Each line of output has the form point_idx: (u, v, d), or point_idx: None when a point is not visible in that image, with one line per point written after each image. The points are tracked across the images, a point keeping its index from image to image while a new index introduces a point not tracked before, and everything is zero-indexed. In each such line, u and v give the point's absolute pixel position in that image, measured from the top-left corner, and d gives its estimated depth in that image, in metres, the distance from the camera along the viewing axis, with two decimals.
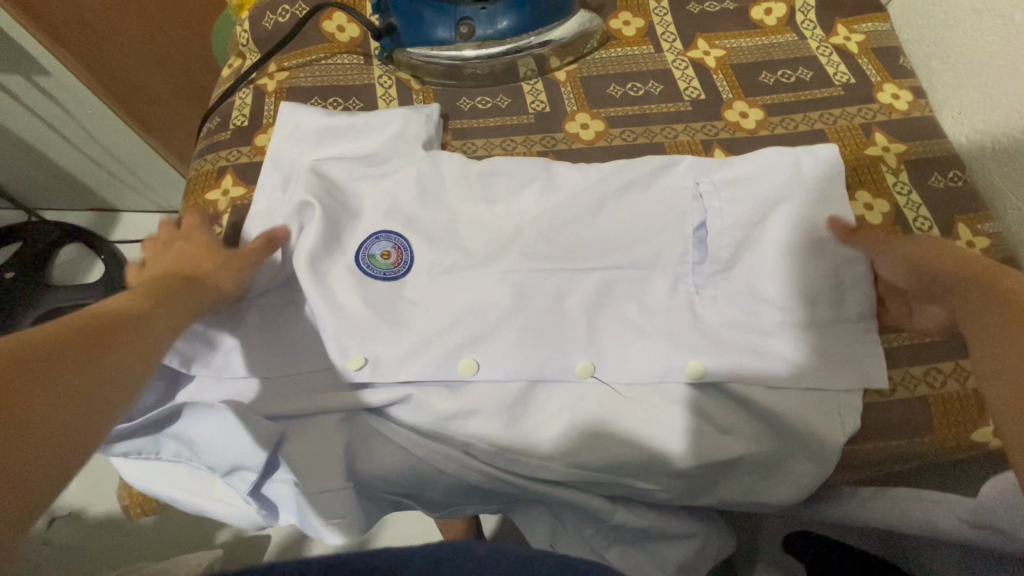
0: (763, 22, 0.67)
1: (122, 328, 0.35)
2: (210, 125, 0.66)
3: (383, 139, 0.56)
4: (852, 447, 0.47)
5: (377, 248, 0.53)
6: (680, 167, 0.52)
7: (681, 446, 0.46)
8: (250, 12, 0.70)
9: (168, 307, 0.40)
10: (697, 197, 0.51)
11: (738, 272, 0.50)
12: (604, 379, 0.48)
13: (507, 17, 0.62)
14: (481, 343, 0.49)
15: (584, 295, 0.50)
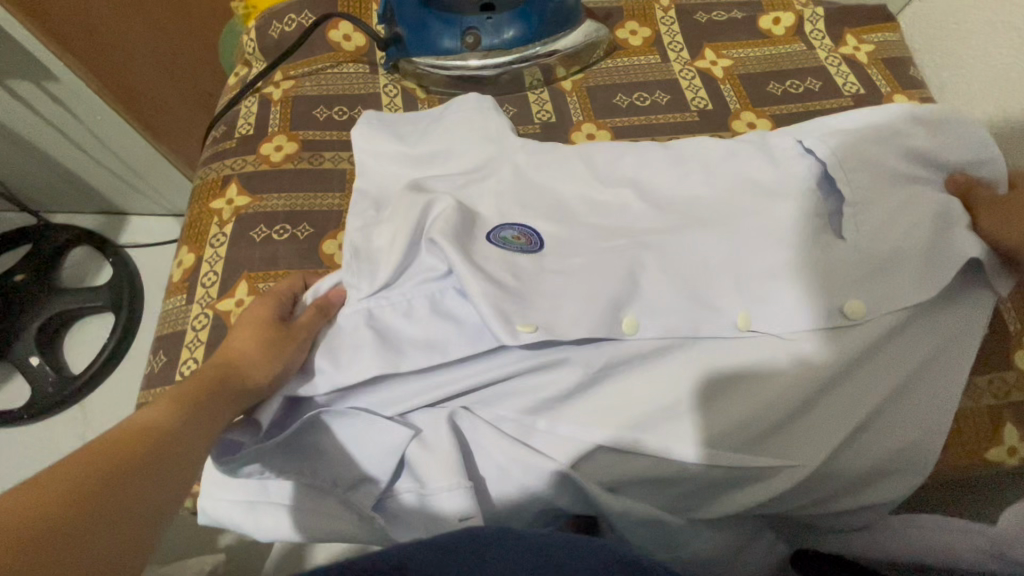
0: (771, 31, 0.67)
1: (150, 453, 0.33)
2: (216, 133, 0.66)
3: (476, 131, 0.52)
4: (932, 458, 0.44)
5: (506, 230, 0.47)
6: (773, 135, 0.48)
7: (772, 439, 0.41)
8: (257, 20, 0.70)
9: (214, 407, 0.39)
10: (803, 157, 0.46)
11: (851, 224, 0.43)
12: (750, 340, 0.42)
13: (512, 27, 0.61)
14: (642, 309, 0.43)
15: (698, 273, 0.44)
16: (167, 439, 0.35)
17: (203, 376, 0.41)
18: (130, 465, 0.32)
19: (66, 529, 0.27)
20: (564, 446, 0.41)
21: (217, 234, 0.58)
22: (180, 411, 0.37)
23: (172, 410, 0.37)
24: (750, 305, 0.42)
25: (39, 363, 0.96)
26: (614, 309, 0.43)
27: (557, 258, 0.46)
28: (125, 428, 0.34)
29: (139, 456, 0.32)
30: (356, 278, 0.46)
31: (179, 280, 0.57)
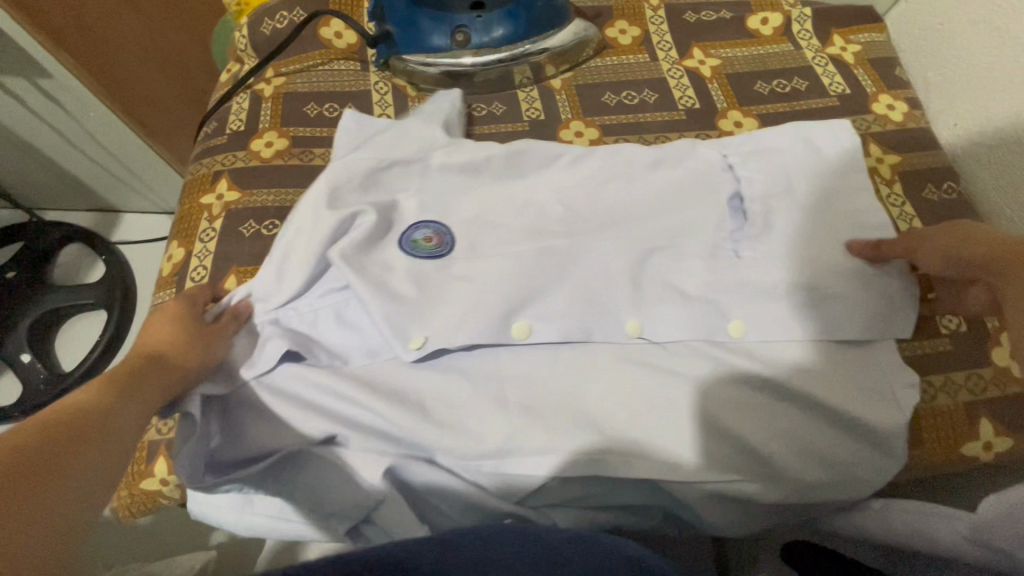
0: (759, 32, 0.67)
1: (93, 429, 0.34)
2: (207, 129, 0.66)
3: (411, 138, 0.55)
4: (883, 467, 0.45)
5: (418, 234, 0.52)
6: (702, 145, 0.53)
7: (694, 436, 0.45)
8: (248, 17, 0.70)
9: (144, 386, 0.41)
10: (725, 170, 0.52)
11: (778, 234, 0.49)
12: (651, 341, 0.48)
13: (502, 26, 0.62)
14: (537, 310, 0.49)
15: (618, 277, 0.50)
16: (105, 419, 0.35)
17: (126, 365, 0.42)
18: (75, 437, 0.33)
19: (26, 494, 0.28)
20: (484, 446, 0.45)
21: (206, 229, 0.58)
22: (113, 394, 0.38)
23: (106, 392, 0.38)
24: (641, 316, 0.49)
25: (31, 360, 0.95)
26: (511, 314, 0.49)
27: (466, 263, 0.51)
28: (64, 407, 0.35)
29: (83, 431, 0.33)
30: (268, 287, 0.49)
31: (168, 275, 0.57)
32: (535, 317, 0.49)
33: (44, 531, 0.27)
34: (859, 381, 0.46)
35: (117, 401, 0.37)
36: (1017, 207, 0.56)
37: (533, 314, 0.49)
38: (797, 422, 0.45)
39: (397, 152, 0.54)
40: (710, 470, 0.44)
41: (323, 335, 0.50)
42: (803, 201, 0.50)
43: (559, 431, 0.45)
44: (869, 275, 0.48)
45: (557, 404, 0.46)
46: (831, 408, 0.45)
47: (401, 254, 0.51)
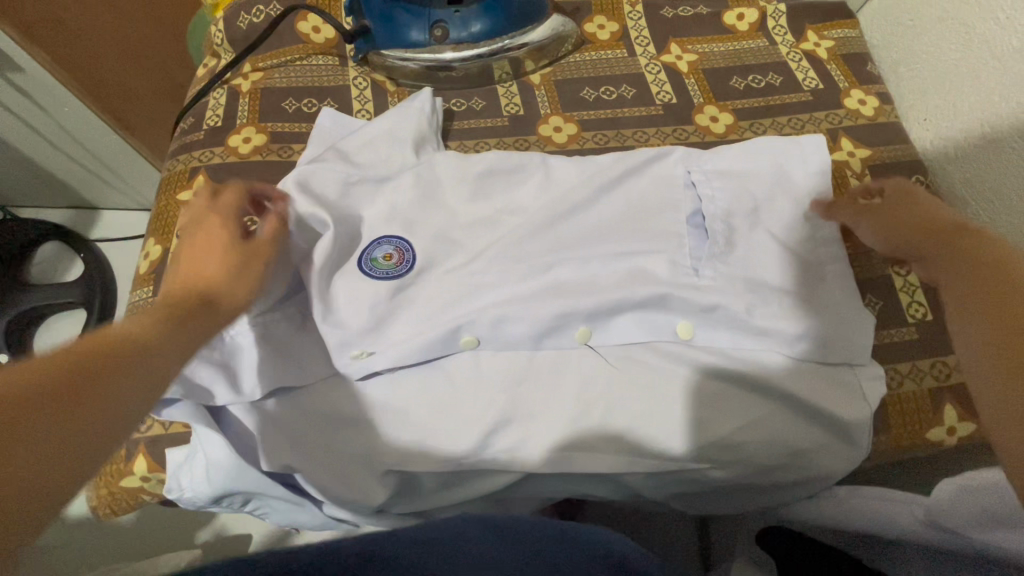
0: (735, 27, 0.68)
1: (129, 347, 0.31)
2: (184, 125, 0.66)
3: (389, 139, 0.56)
4: (850, 458, 0.46)
5: (378, 252, 0.52)
6: (669, 158, 0.55)
7: (668, 426, 0.46)
8: (224, 11, 0.69)
9: (195, 334, 0.37)
10: (687, 186, 0.54)
11: (748, 234, 0.51)
12: (599, 348, 0.50)
13: (480, 22, 0.62)
14: (491, 321, 0.49)
15: (590, 276, 0.52)
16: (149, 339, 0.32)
17: (194, 297, 0.40)
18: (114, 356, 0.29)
19: (22, 436, 0.23)
20: (473, 443, 0.46)
21: None
22: (161, 316, 0.36)
23: (153, 314, 0.36)
24: (591, 324, 0.50)
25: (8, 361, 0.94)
26: (456, 330, 0.49)
27: (433, 264, 0.52)
28: (124, 338, 0.31)
29: (121, 348, 0.30)
30: None
31: (144, 272, 0.57)
32: (485, 329, 0.49)
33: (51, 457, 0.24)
34: (834, 376, 0.47)
35: (170, 348, 0.33)
36: (984, 200, 0.57)
37: (488, 325, 0.49)
38: (765, 412, 0.47)
39: (376, 147, 0.56)
40: (683, 455, 0.46)
41: (305, 331, 0.51)
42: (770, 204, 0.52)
43: (537, 425, 0.47)
44: (833, 273, 0.50)
45: (528, 398, 0.48)
46: (799, 399, 0.46)
47: (362, 270, 0.51)
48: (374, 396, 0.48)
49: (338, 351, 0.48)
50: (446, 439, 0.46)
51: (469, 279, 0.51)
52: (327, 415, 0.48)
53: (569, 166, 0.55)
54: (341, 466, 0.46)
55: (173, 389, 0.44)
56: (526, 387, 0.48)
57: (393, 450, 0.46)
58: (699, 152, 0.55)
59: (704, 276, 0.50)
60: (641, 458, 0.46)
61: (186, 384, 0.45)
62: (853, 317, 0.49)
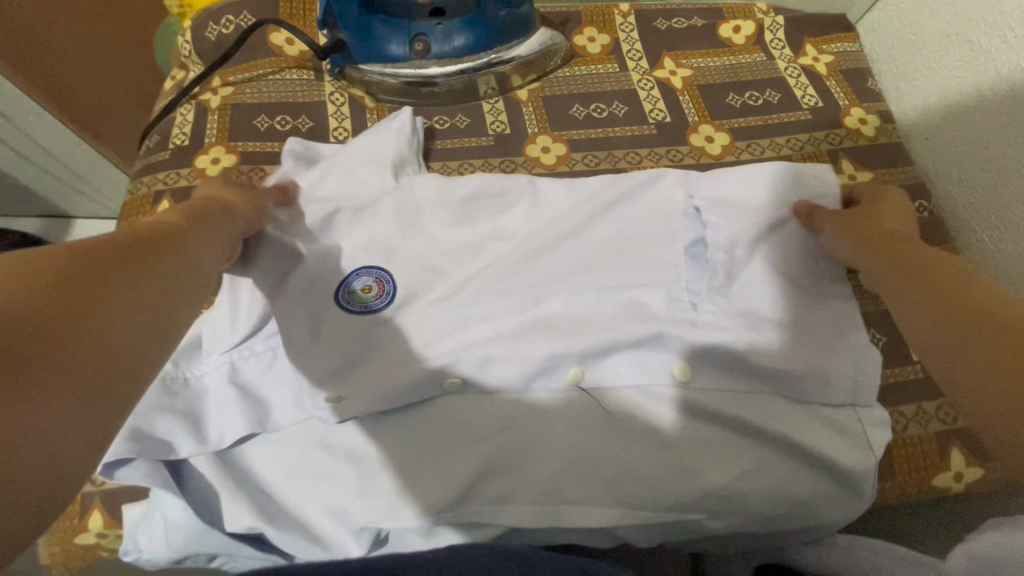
0: (731, 40, 0.65)
1: (156, 254, 0.31)
2: (149, 143, 0.62)
3: (363, 165, 0.53)
4: (846, 507, 0.44)
5: (357, 283, 0.49)
6: (668, 183, 0.52)
7: (663, 474, 0.44)
8: (192, 20, 0.65)
9: (196, 239, 0.37)
10: (690, 212, 0.51)
11: (749, 269, 0.48)
12: (591, 389, 0.46)
13: (463, 35, 0.58)
14: (478, 361, 0.46)
15: (581, 309, 0.49)
16: (164, 248, 0.32)
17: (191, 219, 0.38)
18: (135, 259, 0.30)
19: (76, 331, 0.24)
20: (455, 495, 0.43)
21: None
22: (181, 227, 0.36)
23: (174, 225, 0.36)
24: (584, 365, 0.47)
25: None
26: (440, 368, 0.45)
27: (410, 296, 0.49)
28: (128, 245, 0.30)
29: (144, 259, 0.30)
30: (215, 330, 0.48)
31: None
32: (471, 368, 0.46)
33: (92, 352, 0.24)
34: (836, 421, 0.45)
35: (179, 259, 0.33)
36: (988, 227, 0.55)
37: (476, 364, 0.46)
38: (760, 462, 0.44)
39: (354, 172, 0.53)
40: (679, 506, 0.44)
41: (278, 370, 0.48)
42: (765, 234, 0.49)
43: (524, 475, 0.44)
44: (828, 309, 0.48)
45: (515, 445, 0.44)
46: (793, 448, 0.44)
47: (343, 297, 0.48)
48: (351, 446, 0.45)
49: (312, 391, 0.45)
50: (427, 492, 0.43)
51: (452, 313, 0.48)
52: (298, 468, 0.45)
53: (559, 193, 0.53)
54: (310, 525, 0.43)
55: (129, 448, 0.42)
56: (514, 432, 0.45)
57: (369, 507, 0.43)
58: (699, 176, 0.52)
59: (703, 313, 0.47)
60: (634, 509, 0.44)
61: (143, 440, 0.43)
62: (851, 356, 0.46)
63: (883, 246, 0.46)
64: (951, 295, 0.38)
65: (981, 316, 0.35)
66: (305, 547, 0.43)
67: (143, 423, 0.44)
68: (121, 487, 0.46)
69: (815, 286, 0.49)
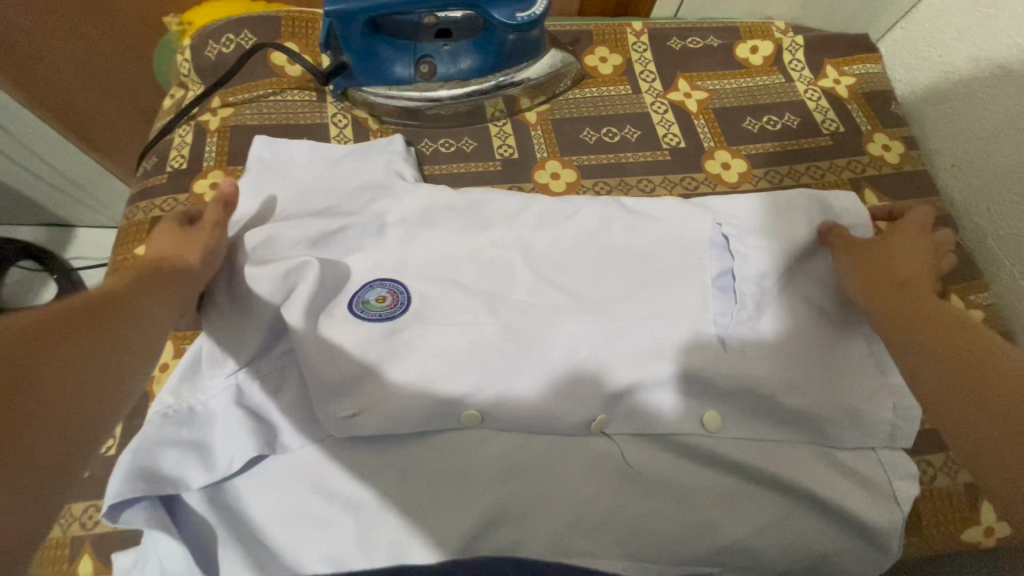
0: (748, 61, 0.63)
1: (115, 305, 0.34)
2: (147, 164, 0.60)
3: (370, 185, 0.52)
4: (879, 563, 0.42)
5: (371, 295, 0.48)
6: (697, 213, 0.50)
7: (679, 529, 0.42)
8: (192, 38, 0.63)
9: (152, 295, 0.38)
10: (718, 244, 0.50)
11: (767, 308, 0.46)
12: (616, 436, 0.45)
13: (470, 57, 0.57)
14: (496, 397, 0.45)
15: (593, 345, 0.47)
16: (125, 301, 0.35)
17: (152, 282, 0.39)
18: (96, 313, 0.32)
19: (38, 386, 0.26)
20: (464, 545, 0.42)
21: None
22: (146, 285, 0.39)
23: (137, 283, 0.38)
24: (608, 409, 0.45)
25: None
26: (456, 402, 0.44)
27: (416, 330, 0.47)
28: (71, 306, 0.32)
29: (102, 310, 0.33)
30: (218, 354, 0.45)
31: None
32: (490, 404, 0.45)
33: (57, 401, 0.27)
34: (862, 471, 0.43)
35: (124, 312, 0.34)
36: (1020, 261, 0.52)
37: (491, 398, 0.44)
38: (783, 513, 0.42)
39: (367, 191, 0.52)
40: (691, 561, 0.42)
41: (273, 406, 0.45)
42: (791, 268, 0.47)
43: (529, 527, 0.42)
44: (853, 351, 0.46)
45: (521, 494, 0.43)
46: (822, 498, 0.42)
47: (352, 317, 0.47)
48: (350, 494, 0.43)
49: (322, 405, 0.43)
50: (433, 544, 0.41)
51: (457, 350, 0.46)
52: (299, 517, 0.42)
53: (570, 224, 0.51)
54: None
55: (133, 487, 0.40)
56: (520, 481, 0.43)
57: (370, 558, 0.41)
58: (724, 200, 0.51)
59: (731, 346, 0.46)
60: (645, 563, 0.42)
61: (149, 479, 0.41)
62: (876, 400, 0.44)
63: (893, 296, 0.42)
64: (932, 321, 0.38)
65: (975, 351, 0.35)
66: None
67: (146, 459, 0.41)
68: (112, 530, 0.45)
69: (839, 326, 0.47)
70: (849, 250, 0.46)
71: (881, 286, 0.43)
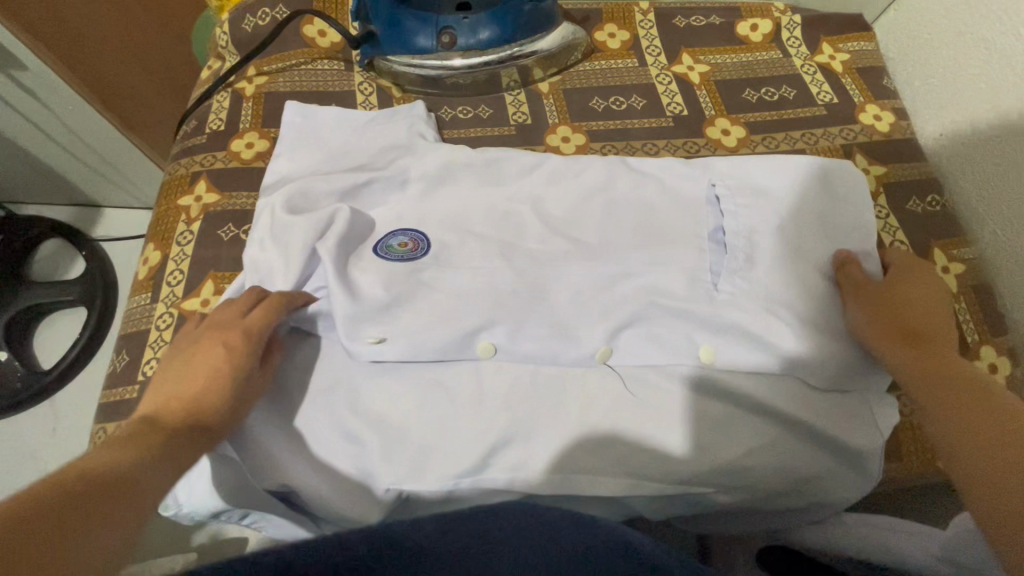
0: (748, 38, 0.67)
1: (117, 489, 0.31)
2: (186, 128, 0.65)
3: (389, 147, 0.56)
4: (853, 483, 0.47)
5: (394, 240, 0.52)
6: (694, 174, 0.54)
7: (678, 456, 0.45)
8: (229, 13, 0.68)
9: (161, 474, 0.35)
10: (712, 202, 0.53)
11: (761, 257, 0.50)
12: (618, 369, 0.49)
13: (489, 29, 0.60)
14: (508, 332, 0.49)
15: (602, 290, 0.51)
16: (133, 479, 0.33)
17: (168, 427, 0.38)
18: (93, 495, 0.30)
19: None
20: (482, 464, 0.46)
21: (183, 232, 0.56)
22: (155, 455, 0.36)
23: (146, 453, 0.35)
24: (610, 343, 0.49)
25: (7, 359, 0.94)
26: (472, 334, 0.48)
27: (436, 271, 0.51)
28: (65, 481, 0.30)
29: (101, 489, 0.31)
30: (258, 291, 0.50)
31: (142, 279, 0.55)
32: (504, 337, 0.49)
33: None
34: (841, 406, 0.47)
35: (146, 469, 0.34)
36: (1000, 220, 0.56)
37: (505, 333, 0.49)
38: (774, 436, 0.46)
39: (390, 151, 0.56)
40: (686, 481, 0.45)
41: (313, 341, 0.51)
42: (781, 218, 0.51)
43: (538, 447, 0.46)
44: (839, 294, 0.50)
45: (533, 420, 0.47)
46: (809, 425, 0.46)
47: (376, 259, 0.51)
48: (376, 414, 0.47)
49: (351, 332, 0.48)
50: (454, 460, 0.45)
51: (474, 290, 0.50)
52: (334, 434, 0.47)
53: (582, 178, 0.55)
54: (342, 490, 0.46)
55: None
56: (530, 406, 0.47)
57: (394, 469, 0.45)
58: (721, 165, 0.55)
59: (723, 292, 0.49)
60: (645, 482, 0.45)
61: None
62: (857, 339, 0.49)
63: (899, 333, 0.45)
64: (941, 370, 0.42)
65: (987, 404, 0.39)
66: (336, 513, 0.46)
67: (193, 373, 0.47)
68: None
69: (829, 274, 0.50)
70: (857, 294, 0.48)
71: (888, 317, 0.46)
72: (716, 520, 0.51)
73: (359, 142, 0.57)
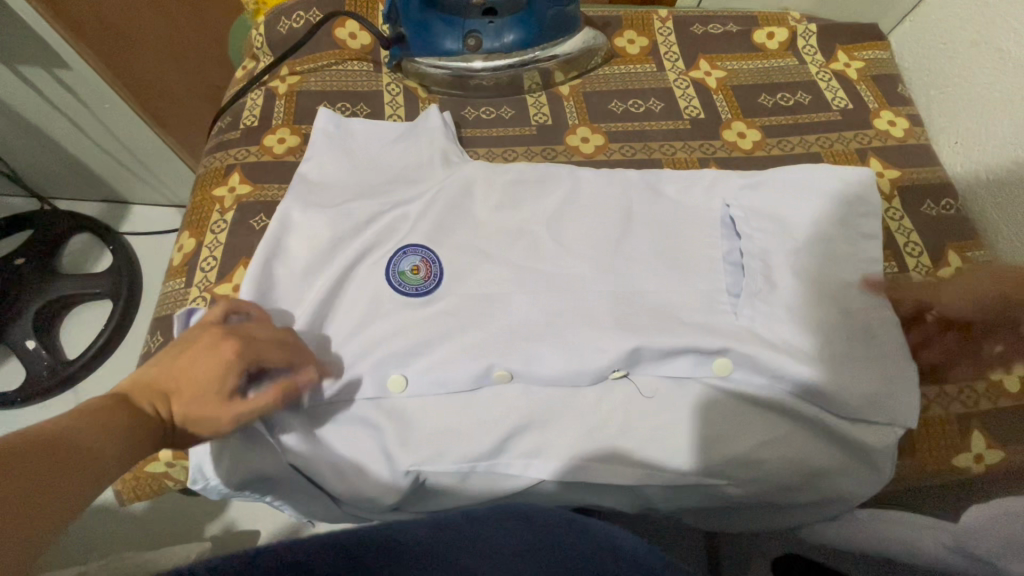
0: (765, 46, 0.69)
1: (67, 452, 0.32)
2: (221, 124, 0.67)
3: (418, 152, 0.58)
4: (867, 478, 0.47)
5: (406, 264, 0.52)
6: (711, 193, 0.54)
7: (684, 446, 0.46)
8: (265, 16, 0.71)
9: (111, 447, 0.35)
10: (726, 220, 0.53)
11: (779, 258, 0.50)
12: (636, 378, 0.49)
13: (513, 32, 0.63)
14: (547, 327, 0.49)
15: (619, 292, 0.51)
16: (80, 445, 0.33)
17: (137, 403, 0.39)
18: (49, 458, 0.31)
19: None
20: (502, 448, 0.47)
21: (217, 221, 0.59)
22: (106, 424, 0.36)
23: (98, 421, 0.36)
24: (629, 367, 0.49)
25: (34, 346, 0.96)
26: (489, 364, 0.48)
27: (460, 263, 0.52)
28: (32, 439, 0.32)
29: (54, 452, 0.32)
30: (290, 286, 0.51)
31: (177, 264, 0.58)
32: (518, 364, 0.48)
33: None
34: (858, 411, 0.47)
35: (101, 435, 0.35)
36: (1012, 223, 0.56)
37: (522, 359, 0.48)
38: (787, 430, 0.47)
39: (420, 158, 0.58)
40: (698, 471, 0.46)
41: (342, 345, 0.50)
42: (788, 216, 0.51)
43: (552, 434, 0.47)
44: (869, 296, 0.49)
45: (550, 406, 0.48)
46: (822, 420, 0.47)
47: (389, 289, 0.51)
48: (395, 403, 0.49)
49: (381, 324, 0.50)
50: (472, 447, 0.47)
51: (492, 284, 0.51)
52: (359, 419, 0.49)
53: (598, 179, 0.56)
54: (362, 476, 0.48)
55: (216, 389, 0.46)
56: (545, 393, 0.49)
57: (413, 451, 0.47)
58: (738, 182, 0.54)
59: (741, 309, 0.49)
60: (658, 472, 0.46)
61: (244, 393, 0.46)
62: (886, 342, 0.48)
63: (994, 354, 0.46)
64: None
65: None
66: (353, 496, 0.48)
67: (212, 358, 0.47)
68: None
69: (862, 278, 0.49)
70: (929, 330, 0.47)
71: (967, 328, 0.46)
72: (728, 513, 0.52)
73: (389, 155, 0.58)
